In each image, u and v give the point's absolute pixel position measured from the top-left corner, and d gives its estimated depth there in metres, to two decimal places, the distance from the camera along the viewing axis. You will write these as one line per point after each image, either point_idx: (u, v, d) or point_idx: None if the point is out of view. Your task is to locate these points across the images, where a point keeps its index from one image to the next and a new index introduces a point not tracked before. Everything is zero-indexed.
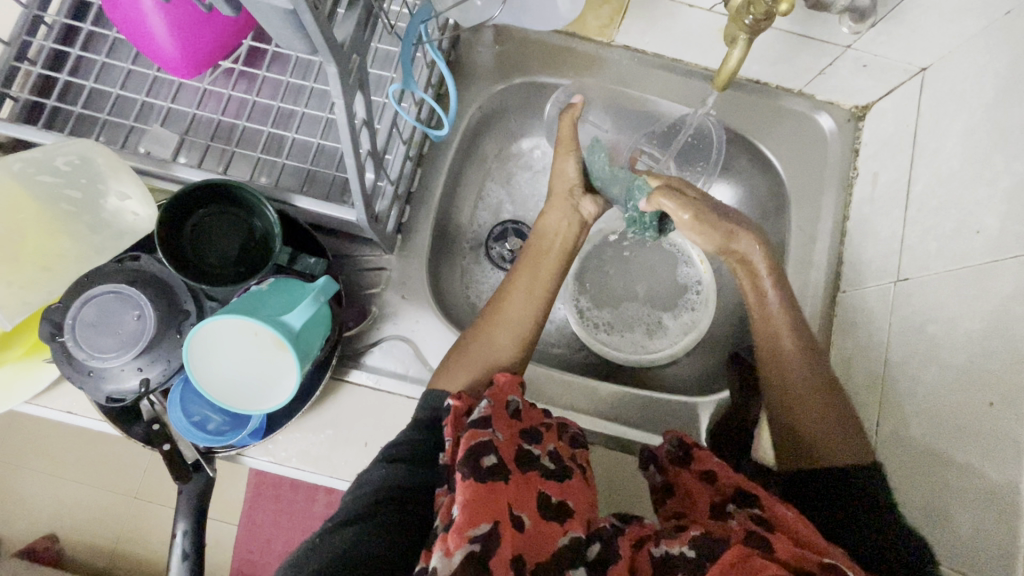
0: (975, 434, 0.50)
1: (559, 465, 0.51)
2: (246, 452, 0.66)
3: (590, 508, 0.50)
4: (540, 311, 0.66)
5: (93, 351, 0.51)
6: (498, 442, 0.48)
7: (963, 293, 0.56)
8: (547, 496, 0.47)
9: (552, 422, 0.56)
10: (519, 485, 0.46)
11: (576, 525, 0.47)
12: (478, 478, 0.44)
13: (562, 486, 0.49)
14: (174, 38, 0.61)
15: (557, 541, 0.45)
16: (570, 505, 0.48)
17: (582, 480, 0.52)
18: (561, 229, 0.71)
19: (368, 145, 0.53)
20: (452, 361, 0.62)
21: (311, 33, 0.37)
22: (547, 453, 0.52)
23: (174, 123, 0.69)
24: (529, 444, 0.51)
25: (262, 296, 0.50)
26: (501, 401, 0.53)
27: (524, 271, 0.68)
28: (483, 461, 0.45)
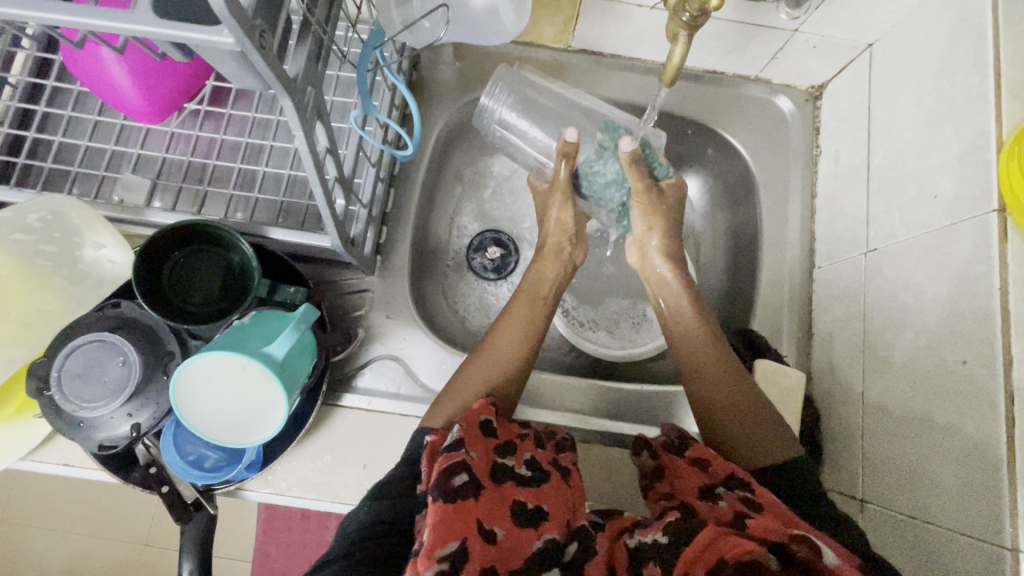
0: (953, 393, 0.51)
1: (536, 471, 0.53)
2: (246, 486, 0.67)
3: (570, 508, 0.51)
4: (535, 343, 0.67)
5: (82, 402, 0.51)
6: (471, 461, 0.49)
7: (928, 258, 0.57)
8: (522, 504, 0.49)
9: (527, 432, 0.57)
10: (491, 500, 0.47)
11: (550, 528, 0.48)
12: (448, 499, 0.45)
13: (538, 492, 0.50)
14: (137, 85, 0.62)
15: (534, 545, 0.46)
16: (547, 510, 0.49)
17: (561, 481, 0.54)
18: (540, 287, 0.72)
19: (335, 171, 0.54)
20: (445, 395, 0.62)
21: (261, 71, 0.38)
22: (522, 463, 0.53)
23: (145, 169, 0.70)
24: (503, 457, 0.52)
25: (245, 330, 0.51)
26: (473, 422, 0.54)
27: (501, 340, 0.66)
28: (452, 481, 0.46)
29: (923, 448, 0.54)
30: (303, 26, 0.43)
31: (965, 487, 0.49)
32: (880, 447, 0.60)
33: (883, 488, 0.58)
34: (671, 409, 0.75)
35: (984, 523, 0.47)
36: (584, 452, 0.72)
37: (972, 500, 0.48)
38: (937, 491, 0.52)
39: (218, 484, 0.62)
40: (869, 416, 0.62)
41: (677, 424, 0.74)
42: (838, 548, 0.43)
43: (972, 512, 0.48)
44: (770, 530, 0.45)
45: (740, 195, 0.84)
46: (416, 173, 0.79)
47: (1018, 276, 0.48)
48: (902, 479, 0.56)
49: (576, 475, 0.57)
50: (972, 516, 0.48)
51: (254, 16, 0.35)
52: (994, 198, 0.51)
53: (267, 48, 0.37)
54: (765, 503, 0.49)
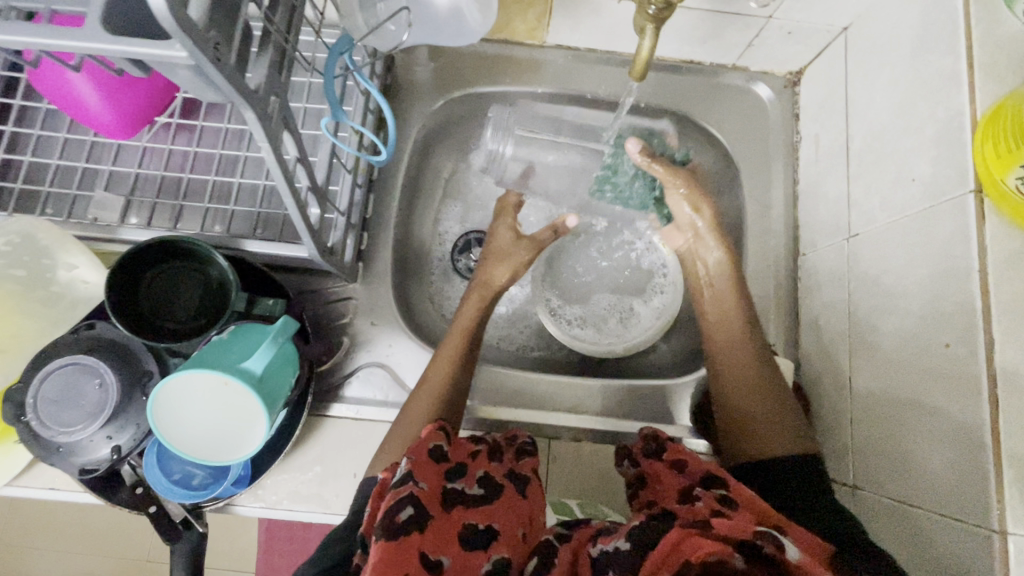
0: (938, 376, 0.51)
1: (487, 489, 0.54)
2: (236, 501, 0.66)
3: (524, 522, 0.53)
4: (462, 373, 0.67)
5: (60, 427, 0.51)
6: (418, 492, 0.49)
7: (908, 242, 0.57)
8: (472, 526, 0.50)
9: (481, 449, 0.58)
10: (439, 528, 0.48)
11: (500, 547, 0.49)
12: (389, 536, 0.45)
13: (488, 511, 0.51)
14: (105, 102, 0.62)
15: (482, 568, 0.47)
16: (497, 528, 0.50)
17: (515, 493, 0.55)
18: (465, 325, 0.71)
19: (307, 181, 0.53)
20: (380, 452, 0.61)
21: (219, 83, 0.37)
22: (473, 482, 0.54)
23: (118, 185, 0.69)
24: (453, 482, 0.53)
25: (223, 347, 0.51)
26: (420, 450, 0.54)
27: (423, 389, 0.65)
28: (396, 516, 0.46)
29: (910, 433, 0.54)
30: (262, 36, 0.42)
31: (952, 470, 0.49)
32: (868, 433, 0.60)
33: (872, 474, 0.58)
34: (662, 403, 0.74)
35: (973, 506, 0.46)
36: (575, 450, 0.71)
37: (959, 483, 0.48)
38: (925, 475, 0.52)
39: (205, 501, 0.61)
40: (857, 402, 0.62)
41: (668, 418, 0.74)
42: (803, 537, 0.46)
43: (959, 495, 0.48)
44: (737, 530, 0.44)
45: (723, 184, 0.84)
46: (395, 177, 0.78)
47: (997, 256, 0.48)
48: (890, 464, 0.56)
49: (535, 483, 0.58)
50: (961, 499, 0.48)
51: (205, 27, 0.34)
52: (970, 178, 0.50)
53: (222, 60, 0.36)
54: (742, 499, 0.50)
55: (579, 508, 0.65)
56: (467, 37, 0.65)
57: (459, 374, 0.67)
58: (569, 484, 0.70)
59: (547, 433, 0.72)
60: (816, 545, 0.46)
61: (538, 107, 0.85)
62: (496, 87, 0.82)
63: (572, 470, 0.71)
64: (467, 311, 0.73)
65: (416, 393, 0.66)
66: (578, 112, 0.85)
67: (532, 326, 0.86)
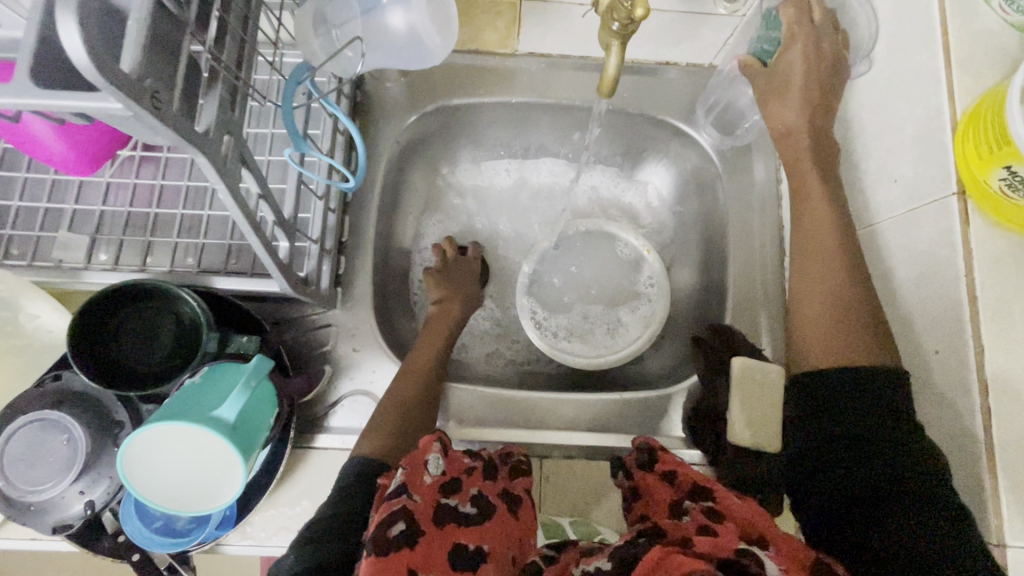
0: (930, 383, 0.50)
1: (480, 509, 0.53)
2: (224, 540, 0.64)
3: (515, 545, 0.53)
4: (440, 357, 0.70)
5: (27, 486, 0.49)
6: (412, 507, 0.48)
7: (893, 244, 0.56)
8: (462, 546, 0.50)
9: (476, 464, 0.57)
10: (429, 545, 0.48)
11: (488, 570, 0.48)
12: (380, 551, 0.44)
13: (480, 532, 0.51)
14: (64, 143, 0.58)
15: None
16: (486, 551, 0.50)
17: (506, 513, 0.54)
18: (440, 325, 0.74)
19: (272, 215, 0.52)
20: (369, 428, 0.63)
21: (164, 131, 0.35)
22: (467, 500, 0.53)
23: (82, 223, 0.66)
24: (448, 497, 0.52)
25: (194, 394, 0.49)
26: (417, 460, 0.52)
27: (374, 426, 0.63)
28: (388, 531, 0.46)
29: None
30: (210, 74, 0.40)
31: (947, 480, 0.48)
32: None
33: None
34: (654, 413, 0.73)
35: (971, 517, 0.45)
36: (568, 467, 0.70)
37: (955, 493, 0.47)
38: None
39: (191, 546, 0.60)
40: None
41: (661, 430, 0.72)
42: (791, 547, 0.45)
43: None
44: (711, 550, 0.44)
45: (706, 185, 0.83)
46: (370, 197, 0.76)
47: (982, 260, 0.47)
48: None
49: (526, 504, 0.57)
50: None
51: (140, 76, 0.32)
52: (952, 179, 0.49)
53: (163, 108, 0.34)
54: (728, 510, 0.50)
55: (573, 528, 0.64)
56: (426, 61, 0.64)
57: (413, 412, 0.64)
58: (564, 502, 0.69)
59: (538, 452, 0.71)
60: (803, 551, 0.45)
61: (513, 116, 0.83)
62: (470, 99, 0.80)
63: (565, 488, 0.70)
64: (428, 343, 0.71)
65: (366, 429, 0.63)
66: (555, 120, 0.83)
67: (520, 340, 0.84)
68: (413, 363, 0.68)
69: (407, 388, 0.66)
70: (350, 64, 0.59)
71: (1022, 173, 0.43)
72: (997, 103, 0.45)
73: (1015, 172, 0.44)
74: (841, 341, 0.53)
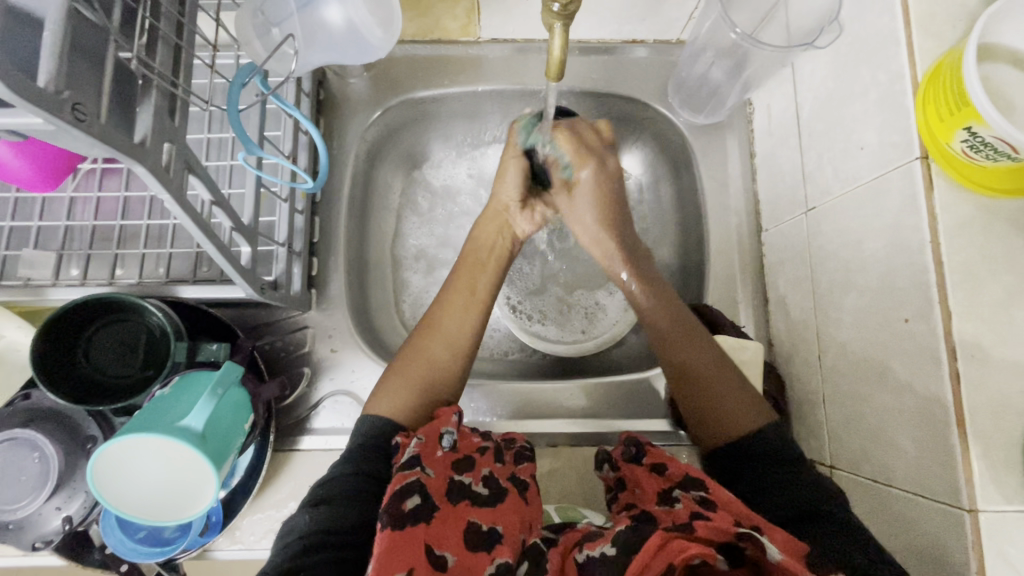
0: (902, 351, 0.49)
1: (493, 489, 0.52)
2: (214, 546, 0.65)
3: (525, 527, 0.50)
4: (478, 320, 0.65)
5: (3, 505, 0.51)
6: (426, 480, 0.48)
7: (861, 213, 0.55)
8: (476, 526, 0.48)
9: (488, 446, 0.56)
10: (444, 521, 0.47)
11: (504, 551, 0.46)
12: (397, 524, 0.44)
13: (493, 512, 0.50)
14: (26, 161, 0.56)
15: (484, 570, 0.45)
16: (500, 531, 0.48)
17: (518, 498, 0.52)
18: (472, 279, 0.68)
19: (229, 220, 0.51)
20: (390, 380, 0.59)
21: (93, 143, 0.34)
22: (480, 479, 0.52)
23: (49, 240, 0.66)
24: (460, 474, 0.51)
25: (161, 405, 0.49)
26: (432, 436, 0.52)
27: (399, 379, 0.59)
28: (403, 504, 0.45)
29: (881, 412, 0.52)
30: (144, 83, 0.40)
31: (920, 449, 0.48)
32: (844, 411, 0.58)
33: (848, 452, 0.57)
34: (637, 395, 0.73)
35: (943, 486, 0.45)
36: (553, 455, 0.70)
37: (929, 462, 0.47)
38: (896, 453, 0.50)
39: (178, 555, 0.60)
40: (827, 378, 0.61)
41: (645, 411, 0.72)
42: (782, 535, 0.44)
43: (929, 472, 0.47)
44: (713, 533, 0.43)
45: (680, 162, 0.82)
46: (339, 196, 0.76)
47: (947, 225, 0.46)
48: (863, 440, 0.55)
49: (534, 489, 0.55)
50: (932, 479, 0.46)
51: (58, 89, 0.32)
52: (915, 145, 0.48)
53: (87, 120, 0.33)
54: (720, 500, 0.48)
55: (558, 511, 0.64)
56: (369, 56, 0.64)
57: (442, 375, 0.60)
58: (548, 490, 0.69)
59: None
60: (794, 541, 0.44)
61: (481, 105, 0.82)
62: (435, 91, 0.79)
63: (551, 475, 0.70)
64: (456, 297, 0.66)
65: (390, 380, 0.59)
66: (524, 106, 0.82)
67: (502, 330, 0.84)
68: (446, 321, 0.64)
69: (439, 351, 0.62)
70: (288, 61, 0.61)
71: (982, 134, 0.42)
72: (956, 63, 0.44)
73: (975, 134, 0.43)
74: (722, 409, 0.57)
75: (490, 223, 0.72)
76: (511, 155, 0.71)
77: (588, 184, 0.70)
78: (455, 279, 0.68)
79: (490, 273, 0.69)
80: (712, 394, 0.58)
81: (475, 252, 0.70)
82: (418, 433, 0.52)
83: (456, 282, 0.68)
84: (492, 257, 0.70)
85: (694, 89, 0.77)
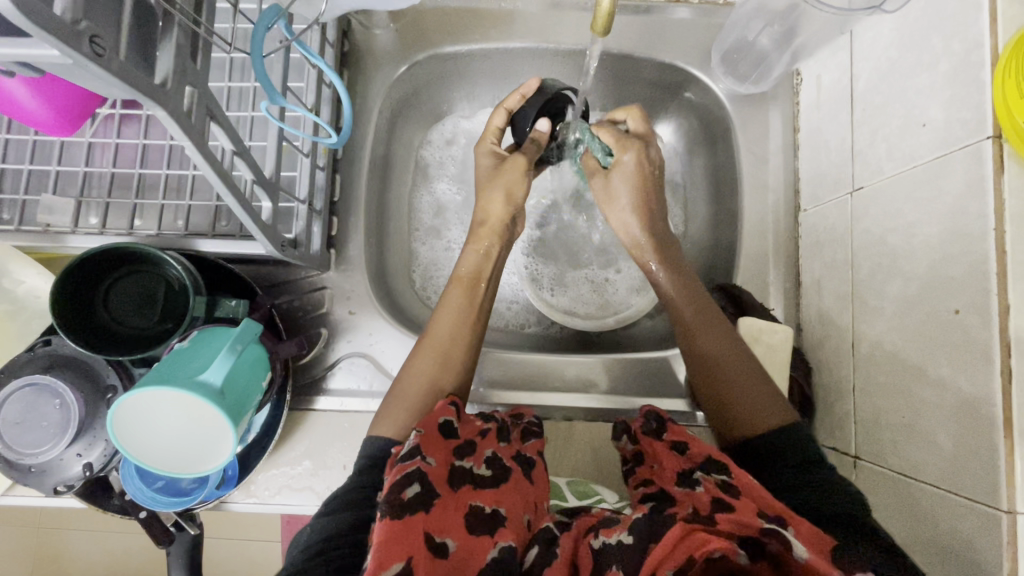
0: (947, 344, 0.47)
1: (495, 470, 0.51)
2: (230, 498, 0.66)
3: (530, 507, 0.50)
4: (472, 332, 0.63)
5: (26, 450, 0.51)
6: (427, 469, 0.47)
7: (917, 196, 0.51)
8: (478, 508, 0.47)
9: (490, 428, 0.55)
10: (445, 508, 0.46)
11: (506, 534, 0.45)
12: (396, 513, 0.43)
13: (496, 494, 0.49)
14: (47, 106, 0.55)
15: (488, 555, 0.44)
16: (504, 513, 0.47)
17: (523, 478, 0.52)
18: (464, 270, 0.66)
19: (250, 172, 0.49)
20: (390, 401, 0.58)
21: (110, 81, 0.33)
22: (482, 462, 0.51)
23: (68, 186, 0.64)
24: (461, 459, 0.51)
25: (181, 359, 0.48)
26: (432, 426, 0.51)
27: (398, 401, 0.58)
28: (402, 494, 0.44)
29: (916, 404, 0.50)
30: (164, 19, 0.37)
31: (958, 446, 0.46)
32: (875, 403, 0.56)
33: (878, 445, 0.55)
34: (660, 374, 0.71)
35: (980, 484, 0.44)
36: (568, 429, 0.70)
37: (965, 458, 0.45)
38: (931, 448, 0.49)
39: (195, 505, 0.61)
40: (860, 367, 0.59)
41: (666, 390, 0.71)
42: (809, 528, 0.41)
43: (966, 470, 0.45)
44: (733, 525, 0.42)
45: (717, 135, 0.78)
46: (361, 153, 0.73)
47: (1015, 212, 0.43)
48: (893, 434, 0.53)
49: (540, 467, 0.54)
50: (969, 477, 0.45)
51: (75, 19, 0.30)
52: (988, 122, 0.44)
53: (105, 55, 0.32)
54: (744, 485, 0.46)
55: (570, 486, 0.64)
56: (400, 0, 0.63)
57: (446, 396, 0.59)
58: (561, 463, 0.69)
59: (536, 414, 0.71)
60: (820, 536, 0.41)
61: (513, 64, 0.78)
62: (465, 46, 0.75)
63: (564, 449, 0.69)
64: (451, 305, 0.63)
65: (389, 403, 0.58)
66: (557, 66, 0.78)
67: (521, 300, 0.82)
68: (438, 335, 0.62)
69: (436, 370, 0.60)
70: (316, 4, 0.59)
71: None
72: None
73: None
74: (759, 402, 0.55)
75: (492, 233, 0.68)
76: (485, 143, 0.72)
77: (626, 166, 0.68)
78: (452, 294, 0.65)
79: (486, 291, 0.66)
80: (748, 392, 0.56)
81: (478, 265, 0.66)
82: (417, 423, 0.51)
83: (452, 293, 0.64)
84: (495, 270, 0.68)
85: (740, 55, 0.72)
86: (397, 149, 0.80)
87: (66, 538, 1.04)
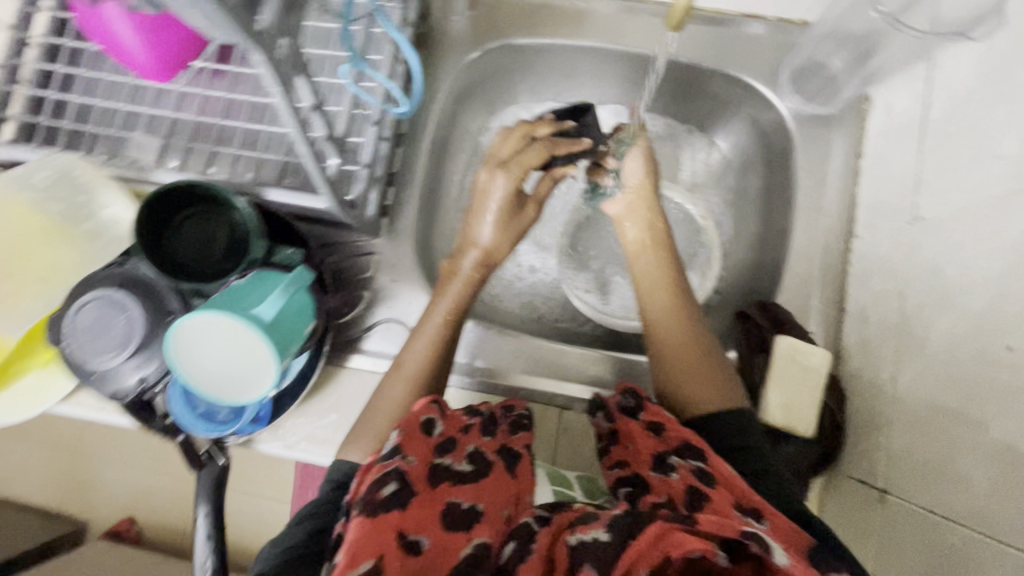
0: (995, 382, 0.46)
1: (477, 465, 0.50)
2: (257, 438, 0.69)
3: (512, 501, 0.48)
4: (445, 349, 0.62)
5: (89, 356, 0.56)
6: (405, 468, 0.46)
7: (981, 229, 0.50)
8: (456, 505, 0.46)
9: (473, 422, 0.54)
10: (422, 505, 0.45)
11: (483, 531, 0.45)
12: (369, 513, 0.44)
13: (477, 490, 0.48)
14: (147, 48, 0.60)
15: (461, 553, 0.44)
16: (482, 509, 0.46)
17: (504, 471, 0.50)
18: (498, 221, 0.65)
19: (323, 129, 0.52)
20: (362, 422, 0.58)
21: (219, 20, 0.36)
22: (462, 458, 0.50)
23: (158, 128, 0.70)
24: (442, 456, 0.50)
25: (238, 292, 0.52)
26: (412, 424, 0.50)
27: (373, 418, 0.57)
28: (378, 493, 0.44)
29: (953, 442, 0.49)
30: None
31: (992, 487, 0.44)
32: (908, 437, 0.54)
33: (906, 479, 0.54)
34: None
35: (1014, 528, 0.42)
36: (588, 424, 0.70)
37: (1000, 501, 0.44)
38: (963, 488, 0.47)
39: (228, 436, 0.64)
40: (897, 399, 0.57)
41: None
42: (786, 523, 0.44)
43: (1001, 513, 0.43)
44: (717, 526, 0.41)
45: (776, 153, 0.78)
46: (423, 131, 0.76)
47: None
48: (925, 468, 0.52)
49: (526, 461, 0.52)
50: (1002, 519, 0.43)
51: None
52: None
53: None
54: (720, 476, 0.47)
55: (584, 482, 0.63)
56: None
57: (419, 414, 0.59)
58: (576, 456, 0.69)
59: (560, 403, 0.71)
60: (795, 531, 0.44)
61: (580, 63, 0.80)
62: (536, 40, 0.78)
63: (579, 445, 0.70)
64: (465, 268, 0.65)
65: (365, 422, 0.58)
66: (622, 69, 0.80)
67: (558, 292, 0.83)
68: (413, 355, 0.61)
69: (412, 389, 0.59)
70: None
71: None
72: None
73: None
74: (698, 378, 0.58)
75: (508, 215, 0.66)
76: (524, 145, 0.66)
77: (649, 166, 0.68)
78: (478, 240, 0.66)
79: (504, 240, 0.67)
80: (692, 372, 0.59)
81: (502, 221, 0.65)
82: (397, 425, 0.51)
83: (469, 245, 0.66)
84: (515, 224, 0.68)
85: (809, 76, 0.72)
86: (457, 131, 0.83)
87: (95, 456, 1.10)
